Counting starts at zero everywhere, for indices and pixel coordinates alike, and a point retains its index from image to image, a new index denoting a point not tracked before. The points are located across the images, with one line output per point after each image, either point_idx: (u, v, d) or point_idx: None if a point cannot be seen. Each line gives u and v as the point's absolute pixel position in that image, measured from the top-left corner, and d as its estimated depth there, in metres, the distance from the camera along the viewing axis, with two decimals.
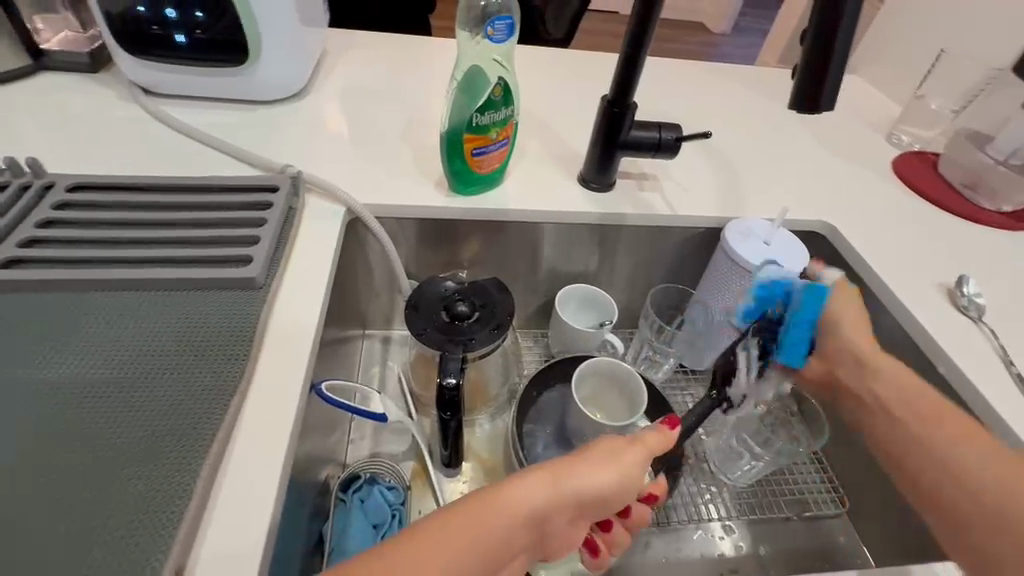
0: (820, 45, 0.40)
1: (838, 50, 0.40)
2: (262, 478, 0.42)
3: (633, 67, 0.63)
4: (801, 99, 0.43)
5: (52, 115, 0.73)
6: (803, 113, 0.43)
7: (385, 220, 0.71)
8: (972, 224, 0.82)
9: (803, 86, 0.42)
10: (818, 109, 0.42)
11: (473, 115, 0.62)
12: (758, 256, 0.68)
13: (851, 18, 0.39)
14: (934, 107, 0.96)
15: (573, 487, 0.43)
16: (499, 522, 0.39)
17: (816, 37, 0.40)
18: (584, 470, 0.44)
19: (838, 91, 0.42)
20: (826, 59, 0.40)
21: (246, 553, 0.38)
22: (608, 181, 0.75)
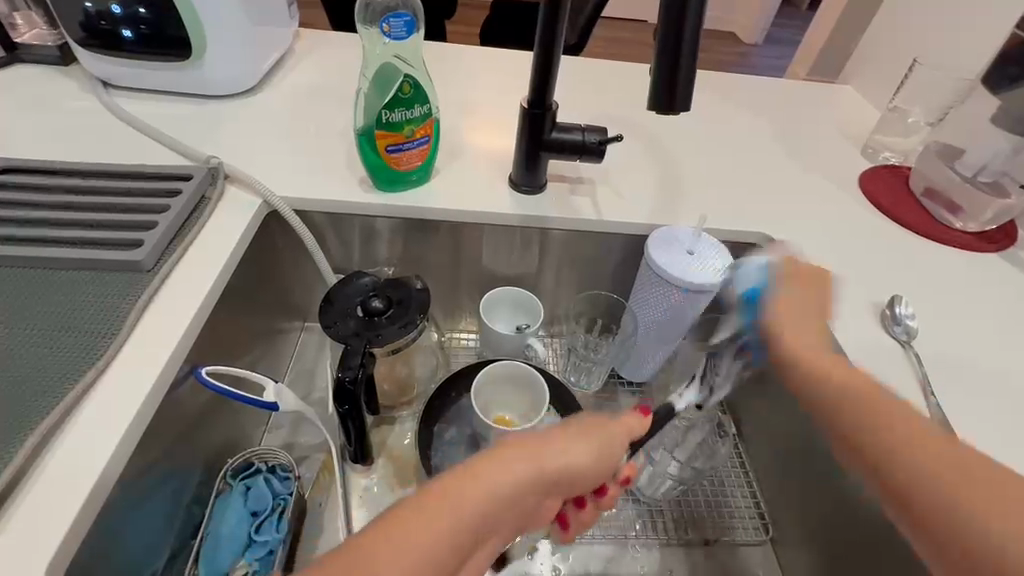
0: (668, 53, 0.43)
1: (685, 54, 0.43)
2: (99, 452, 0.44)
3: (548, 68, 0.62)
4: (659, 101, 0.44)
5: (11, 101, 0.77)
6: (661, 114, 0.45)
7: (308, 213, 0.72)
8: (933, 242, 0.77)
9: (659, 87, 0.44)
10: (675, 109, 0.44)
11: (383, 111, 0.62)
12: (678, 265, 0.66)
13: (694, 32, 0.42)
14: (911, 119, 0.91)
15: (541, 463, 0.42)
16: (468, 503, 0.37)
17: (663, 49, 0.42)
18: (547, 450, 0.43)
19: (691, 92, 0.44)
20: (676, 67, 0.43)
21: (57, 522, 0.40)
22: (538, 183, 0.74)
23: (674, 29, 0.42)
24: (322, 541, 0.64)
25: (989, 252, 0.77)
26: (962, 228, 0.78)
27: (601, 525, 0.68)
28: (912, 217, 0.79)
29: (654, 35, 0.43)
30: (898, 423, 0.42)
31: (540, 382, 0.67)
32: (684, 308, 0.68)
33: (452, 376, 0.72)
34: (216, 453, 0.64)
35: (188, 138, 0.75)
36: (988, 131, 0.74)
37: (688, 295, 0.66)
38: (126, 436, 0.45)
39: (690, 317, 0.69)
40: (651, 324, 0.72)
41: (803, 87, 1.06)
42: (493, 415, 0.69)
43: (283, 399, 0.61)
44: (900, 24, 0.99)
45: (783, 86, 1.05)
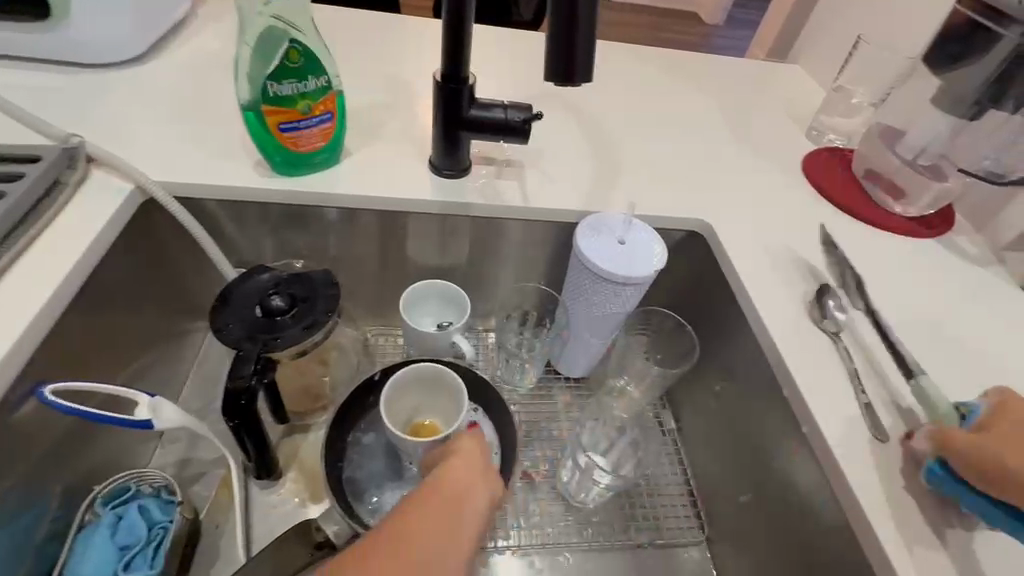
0: (564, 15, 0.36)
1: (584, 17, 0.36)
2: None
3: (460, 35, 0.55)
4: (556, 74, 0.38)
5: None
6: (560, 88, 0.39)
7: (197, 201, 0.63)
8: (873, 229, 0.74)
9: (555, 55, 0.37)
10: (575, 81, 0.38)
11: (267, 83, 0.54)
12: (607, 256, 0.61)
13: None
14: (855, 100, 0.88)
15: (478, 470, 0.44)
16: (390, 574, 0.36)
17: (558, 14, 0.36)
18: (468, 466, 0.44)
19: (593, 62, 0.38)
20: (572, 35, 0.37)
21: None
22: (461, 166, 0.67)
23: None
24: (219, 566, 0.57)
25: (927, 238, 0.75)
26: (902, 213, 0.76)
27: (531, 534, 0.64)
28: (854, 202, 0.76)
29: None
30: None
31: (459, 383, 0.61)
32: (616, 302, 0.63)
33: (367, 380, 0.66)
34: (88, 478, 0.56)
35: (53, 114, 0.64)
36: (930, 114, 0.71)
37: (617, 288, 0.61)
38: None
39: (623, 310, 0.65)
40: (583, 320, 0.67)
41: (750, 65, 1.02)
42: (413, 423, 0.64)
43: (160, 414, 0.53)
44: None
45: (731, 64, 1.01)
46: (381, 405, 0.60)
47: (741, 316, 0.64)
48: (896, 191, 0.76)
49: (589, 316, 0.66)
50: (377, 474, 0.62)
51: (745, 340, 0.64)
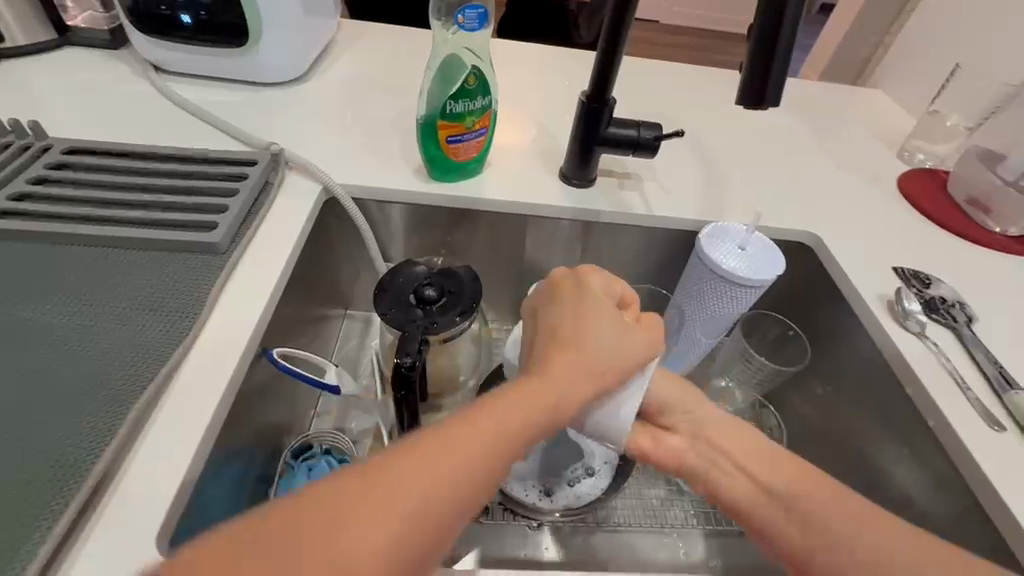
0: (762, 48, 0.43)
1: (780, 51, 0.43)
2: (192, 425, 0.45)
3: (613, 62, 0.63)
4: (747, 96, 0.45)
5: (66, 82, 0.78)
6: (748, 108, 0.45)
7: (362, 201, 0.72)
8: (974, 246, 0.77)
9: (750, 81, 0.44)
10: (764, 104, 0.45)
11: (447, 102, 0.63)
12: (731, 261, 0.67)
13: (788, 32, 0.43)
14: (948, 123, 0.92)
15: (579, 383, 0.45)
16: (446, 451, 0.38)
17: (757, 47, 0.43)
18: (580, 375, 0.45)
19: (782, 88, 0.45)
20: (765, 67, 0.44)
21: (155, 494, 0.41)
22: (589, 177, 0.75)
23: (770, 29, 0.43)
24: None
25: None
26: (1001, 233, 0.79)
27: (646, 513, 0.69)
28: (952, 221, 0.80)
29: (746, 32, 0.44)
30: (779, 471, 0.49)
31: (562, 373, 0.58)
32: (735, 303, 0.68)
33: None
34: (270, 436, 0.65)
35: (243, 125, 0.76)
36: None
37: (737, 290, 0.67)
38: (214, 417, 0.46)
39: (739, 312, 0.70)
40: (699, 320, 0.72)
41: (837, 90, 1.07)
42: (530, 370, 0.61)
43: (343, 381, 0.62)
44: (937, 30, 1.00)
45: (816, 88, 1.07)
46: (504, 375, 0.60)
47: (848, 321, 0.69)
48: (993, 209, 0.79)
49: (706, 315, 0.71)
50: None
51: (854, 343, 0.67)
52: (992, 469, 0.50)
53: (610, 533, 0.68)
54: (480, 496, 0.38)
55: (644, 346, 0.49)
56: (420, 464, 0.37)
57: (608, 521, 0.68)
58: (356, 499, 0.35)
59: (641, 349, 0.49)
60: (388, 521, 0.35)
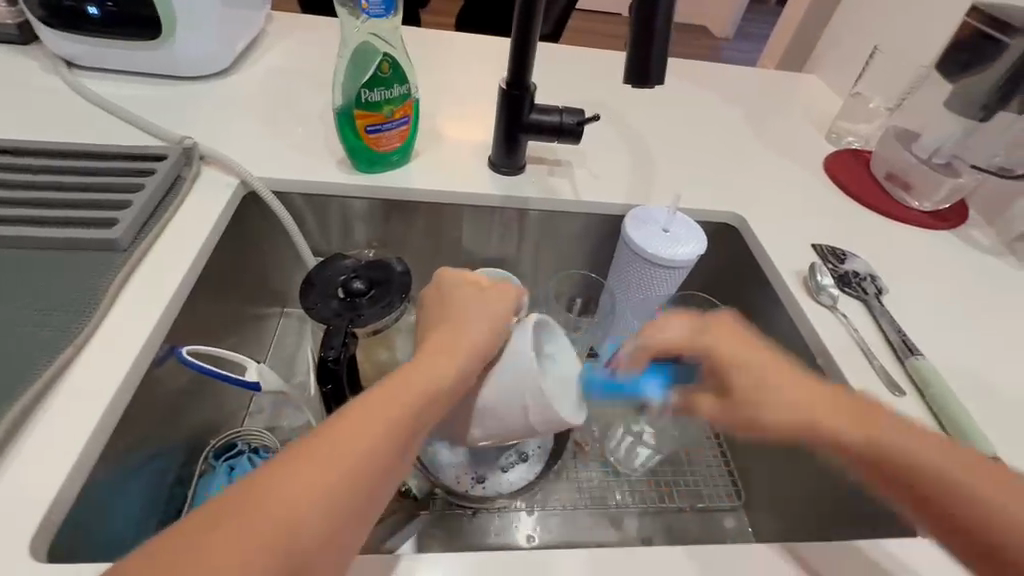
0: (642, 26, 0.44)
1: (660, 29, 0.44)
2: (79, 428, 0.43)
3: (527, 48, 0.63)
4: (633, 76, 0.46)
5: None
6: (636, 88, 0.46)
7: (285, 195, 0.71)
8: (892, 222, 0.80)
9: (633, 60, 0.45)
10: (649, 83, 0.45)
11: (361, 91, 0.62)
12: (654, 242, 0.67)
13: (666, 14, 0.44)
14: (871, 106, 0.95)
15: (450, 355, 0.45)
16: (318, 457, 0.37)
17: (637, 26, 0.44)
18: (447, 353, 0.45)
19: (665, 66, 0.45)
20: (646, 51, 0.45)
21: (36, 499, 0.39)
22: (518, 164, 0.75)
23: (647, 7, 0.43)
24: None
25: (942, 230, 0.80)
26: (919, 208, 0.82)
27: (582, 495, 0.70)
28: (872, 198, 0.82)
29: (628, 13, 0.45)
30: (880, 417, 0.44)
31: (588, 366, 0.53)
32: (660, 284, 0.69)
33: None
34: (194, 437, 0.63)
35: (160, 120, 0.73)
36: (941, 114, 0.78)
37: (661, 272, 0.68)
38: (107, 416, 0.44)
39: (666, 293, 0.71)
40: (628, 301, 0.73)
41: (771, 76, 1.09)
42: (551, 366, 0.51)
43: (265, 379, 0.61)
44: (862, 15, 1.03)
45: (752, 74, 1.09)
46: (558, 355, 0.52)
47: (770, 298, 0.70)
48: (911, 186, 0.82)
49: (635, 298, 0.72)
50: None
51: (774, 320, 0.69)
52: None
53: (547, 516, 0.69)
54: (375, 479, 0.38)
55: (503, 298, 0.51)
56: (297, 476, 0.36)
57: (543, 506, 0.68)
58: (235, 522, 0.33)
59: (480, 325, 0.48)
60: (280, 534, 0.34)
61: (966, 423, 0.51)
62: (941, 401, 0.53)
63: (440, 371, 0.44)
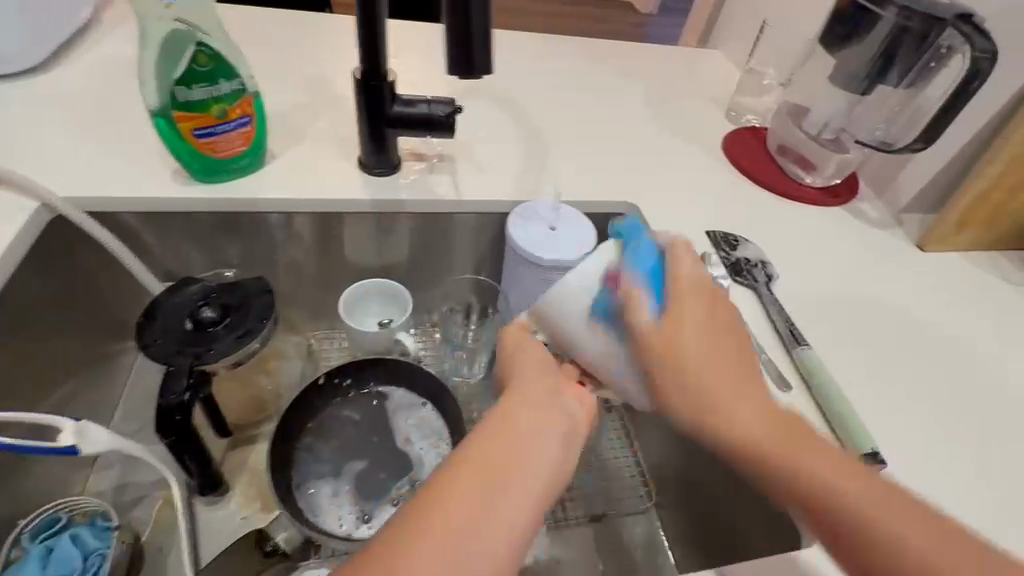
0: (457, 17, 0.43)
1: (476, 17, 0.44)
2: None
3: (373, 33, 0.56)
4: (457, 67, 0.45)
5: None
6: (462, 79, 0.46)
7: (109, 215, 0.60)
8: (787, 202, 0.79)
9: (454, 51, 0.45)
10: (474, 72, 0.46)
11: (177, 89, 0.53)
12: (540, 243, 0.62)
13: (479, 14, 0.44)
14: (766, 82, 0.94)
15: (535, 398, 0.41)
16: (456, 509, 0.35)
17: (451, 18, 0.43)
18: (522, 394, 0.41)
19: (488, 55, 0.46)
20: (466, 48, 0.44)
21: None
22: (390, 163, 0.67)
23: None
24: None
25: (834, 206, 0.79)
26: (811, 183, 0.81)
27: None
28: (767, 177, 0.81)
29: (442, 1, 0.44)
30: (839, 469, 0.39)
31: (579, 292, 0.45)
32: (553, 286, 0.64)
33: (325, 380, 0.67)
34: (10, 511, 0.54)
35: None
36: (828, 89, 0.76)
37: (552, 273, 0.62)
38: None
39: None
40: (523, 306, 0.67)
41: (673, 52, 1.06)
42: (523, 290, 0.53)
43: (86, 440, 0.51)
44: None
45: (654, 51, 1.05)
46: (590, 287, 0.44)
47: None
48: (807, 162, 0.81)
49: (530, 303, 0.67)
50: (322, 492, 0.62)
51: None
52: None
53: None
54: (525, 548, 0.36)
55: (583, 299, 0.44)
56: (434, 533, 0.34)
57: None
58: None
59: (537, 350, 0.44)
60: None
61: (848, 417, 0.50)
62: (826, 394, 0.51)
63: (549, 409, 0.40)
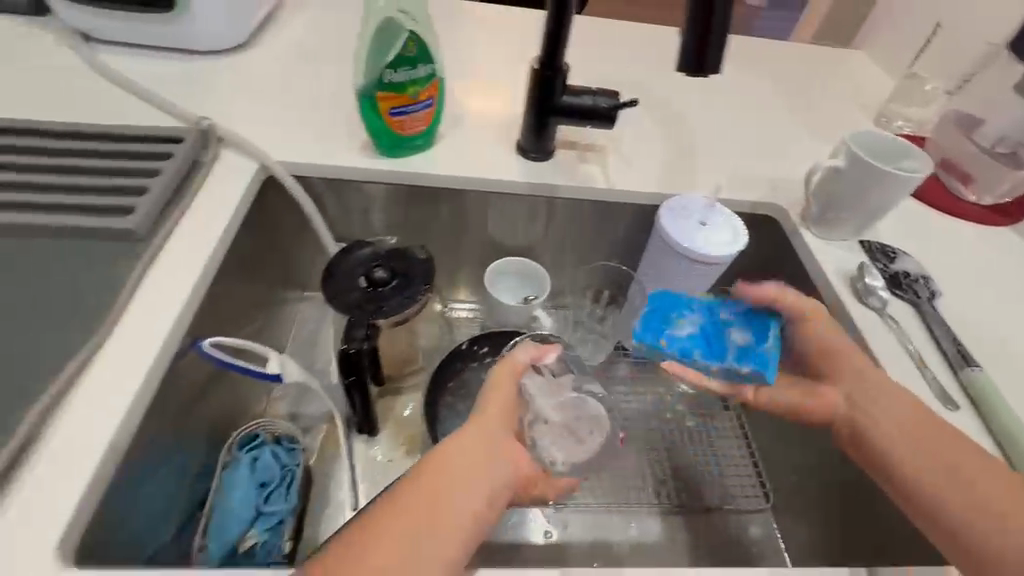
0: (702, 5, 0.41)
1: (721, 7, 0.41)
2: (91, 446, 0.41)
3: (561, 22, 0.59)
4: (689, 64, 0.43)
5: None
6: (691, 76, 0.43)
7: (308, 180, 0.68)
8: (949, 218, 0.74)
9: (690, 43, 0.42)
10: (710, 70, 0.43)
11: (384, 71, 0.59)
12: (691, 236, 0.63)
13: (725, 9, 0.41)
14: (926, 87, 0.88)
15: (467, 446, 0.45)
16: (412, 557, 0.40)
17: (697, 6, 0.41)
18: (471, 444, 0.46)
19: (725, 49, 0.42)
20: (704, 35, 0.42)
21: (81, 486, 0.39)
22: (547, 150, 0.71)
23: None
24: (330, 511, 0.63)
25: (999, 226, 0.75)
26: (975, 201, 0.76)
27: (615, 496, 0.69)
28: (925, 189, 0.77)
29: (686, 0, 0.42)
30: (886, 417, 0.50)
31: (906, 178, 0.59)
32: (694, 282, 0.66)
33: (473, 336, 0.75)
34: (218, 425, 0.63)
35: (180, 100, 0.71)
36: (1011, 100, 0.71)
37: (700, 268, 0.64)
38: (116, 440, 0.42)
39: (698, 288, 0.67)
40: None
41: (816, 52, 1.02)
42: (863, 221, 0.64)
43: (287, 369, 0.59)
44: None
45: (797, 50, 1.01)
46: (868, 147, 0.62)
47: (814, 299, 0.66)
48: (966, 177, 0.76)
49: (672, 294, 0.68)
50: None
51: None
52: None
53: (588, 516, 0.68)
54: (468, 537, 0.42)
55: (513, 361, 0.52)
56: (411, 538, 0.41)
57: (585, 506, 0.67)
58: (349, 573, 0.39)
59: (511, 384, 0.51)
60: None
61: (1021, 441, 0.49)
62: (995, 416, 0.51)
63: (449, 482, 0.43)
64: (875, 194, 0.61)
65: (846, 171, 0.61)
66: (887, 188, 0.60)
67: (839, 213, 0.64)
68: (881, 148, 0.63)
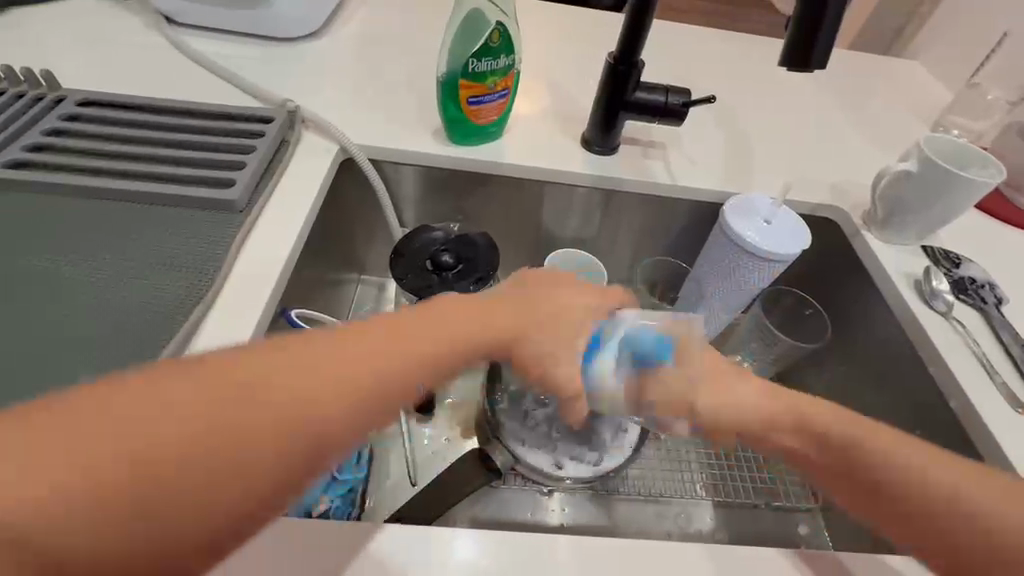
0: (812, 7, 0.44)
1: (831, 9, 0.44)
2: None
3: (644, 18, 0.61)
4: (792, 61, 0.47)
5: (91, 34, 0.76)
6: (791, 73, 0.47)
7: (380, 164, 0.70)
8: (1011, 228, 0.74)
9: (796, 44, 0.46)
10: (810, 68, 0.46)
11: (469, 60, 0.62)
12: (757, 234, 0.64)
13: (834, 13, 0.44)
14: (989, 98, 0.88)
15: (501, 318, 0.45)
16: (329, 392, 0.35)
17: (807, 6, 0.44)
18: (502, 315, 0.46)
19: (829, 49, 0.46)
20: (810, 36, 0.45)
21: None
22: (612, 144, 0.73)
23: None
24: (389, 485, 0.65)
25: None
26: None
27: (664, 486, 0.70)
28: (987, 199, 0.76)
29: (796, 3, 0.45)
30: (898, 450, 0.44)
31: (978, 185, 0.59)
32: (755, 279, 0.67)
33: None
34: None
35: (259, 82, 0.73)
36: None
37: (764, 266, 0.65)
38: None
39: (759, 287, 0.68)
40: (721, 293, 0.69)
41: (873, 59, 1.02)
42: (927, 226, 0.65)
43: None
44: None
45: (853, 57, 1.01)
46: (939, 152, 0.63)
47: (874, 301, 0.67)
48: (1018, 187, 0.76)
49: (733, 291, 0.69)
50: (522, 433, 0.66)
51: (877, 325, 0.66)
52: (1017, 457, 0.49)
53: (637, 505, 0.68)
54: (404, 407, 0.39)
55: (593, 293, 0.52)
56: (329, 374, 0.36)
57: (636, 494, 0.68)
58: (243, 399, 0.33)
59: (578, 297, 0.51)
60: (191, 435, 0.31)
61: None
62: None
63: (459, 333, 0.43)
64: (945, 200, 0.61)
65: (916, 176, 0.61)
66: (957, 195, 0.61)
67: (903, 217, 0.65)
68: (951, 153, 0.63)
